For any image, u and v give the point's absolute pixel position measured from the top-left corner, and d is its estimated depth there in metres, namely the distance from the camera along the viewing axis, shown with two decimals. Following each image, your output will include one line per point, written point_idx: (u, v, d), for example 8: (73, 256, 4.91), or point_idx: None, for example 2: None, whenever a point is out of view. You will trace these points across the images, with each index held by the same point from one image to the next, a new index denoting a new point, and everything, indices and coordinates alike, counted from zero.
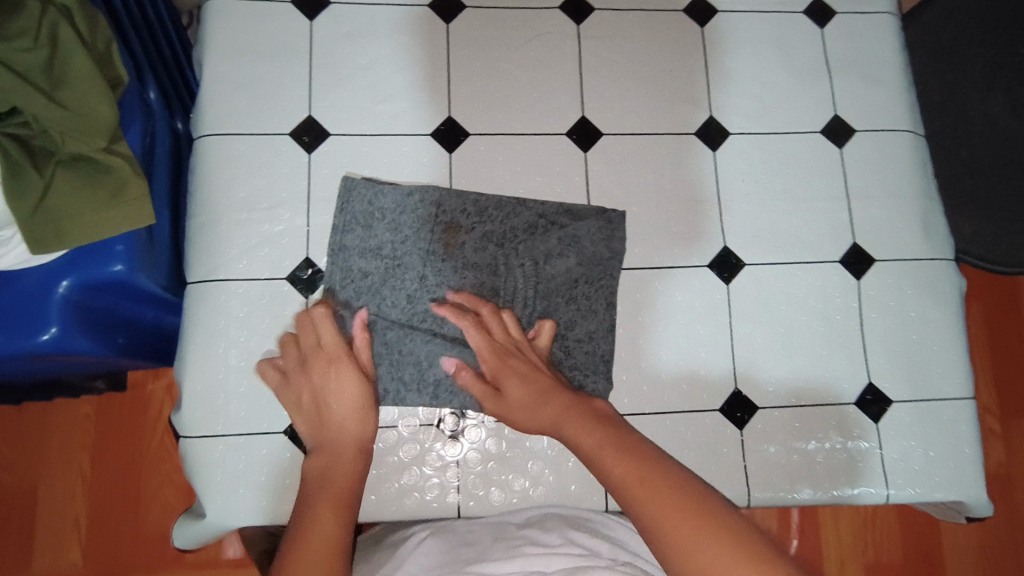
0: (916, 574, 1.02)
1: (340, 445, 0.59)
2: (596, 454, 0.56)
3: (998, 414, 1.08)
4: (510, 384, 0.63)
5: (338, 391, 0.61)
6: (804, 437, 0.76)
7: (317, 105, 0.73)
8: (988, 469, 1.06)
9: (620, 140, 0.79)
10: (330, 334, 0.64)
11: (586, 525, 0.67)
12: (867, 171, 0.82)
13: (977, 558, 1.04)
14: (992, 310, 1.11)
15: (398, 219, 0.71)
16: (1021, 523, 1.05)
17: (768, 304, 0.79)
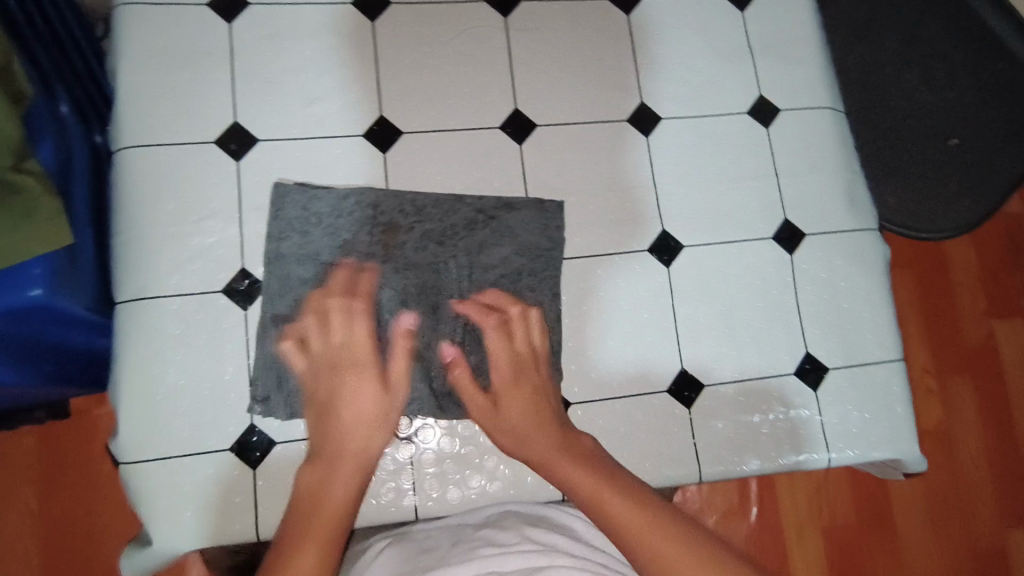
0: (868, 528, 1.21)
1: (346, 457, 0.65)
2: (591, 492, 0.63)
3: (934, 375, 1.28)
4: (510, 408, 0.70)
5: (357, 397, 0.67)
6: (749, 411, 0.80)
7: (243, 112, 0.74)
8: (925, 427, 1.26)
9: (552, 131, 0.81)
10: (361, 333, 0.68)
11: (542, 521, 0.66)
12: (793, 152, 0.87)
13: (923, 505, 1.24)
14: (920, 285, 1.31)
15: (336, 223, 0.72)
16: (956, 469, 1.26)
17: (706, 283, 0.82)
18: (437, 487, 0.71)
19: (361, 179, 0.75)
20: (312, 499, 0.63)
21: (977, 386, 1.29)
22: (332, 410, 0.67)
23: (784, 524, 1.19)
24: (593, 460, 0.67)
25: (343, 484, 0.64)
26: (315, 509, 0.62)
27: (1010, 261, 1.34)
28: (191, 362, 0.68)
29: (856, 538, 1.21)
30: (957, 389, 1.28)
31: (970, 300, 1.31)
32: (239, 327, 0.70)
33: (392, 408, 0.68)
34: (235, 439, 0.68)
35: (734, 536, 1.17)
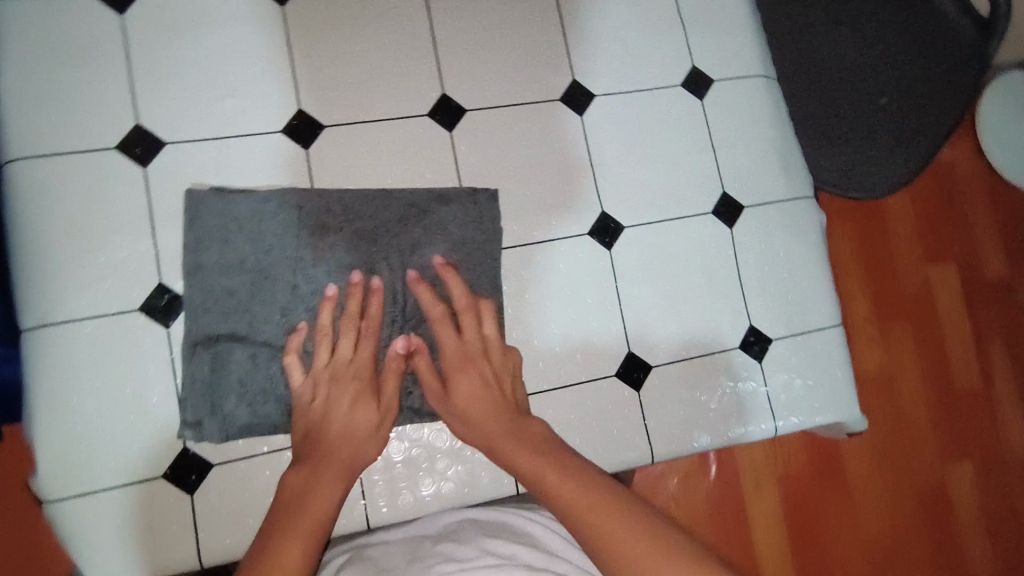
0: (822, 477, 1.19)
1: (339, 468, 0.64)
2: (537, 473, 0.63)
3: (875, 321, 1.27)
4: (461, 391, 0.69)
5: (357, 410, 0.67)
6: (697, 388, 0.80)
7: (145, 112, 0.68)
8: (866, 375, 1.25)
9: (483, 115, 0.78)
10: (367, 352, 0.69)
11: (504, 530, 0.64)
12: (728, 124, 0.86)
13: (874, 453, 1.23)
14: (858, 232, 1.28)
15: (260, 229, 0.68)
16: (902, 414, 1.25)
17: (648, 264, 0.81)
18: (387, 494, 0.70)
19: (284, 179, 0.71)
20: (291, 504, 0.61)
21: (917, 332, 1.28)
22: (326, 420, 0.66)
23: (742, 481, 1.16)
24: (542, 444, 0.66)
25: (329, 493, 0.63)
26: (296, 515, 0.60)
27: (942, 208, 1.34)
28: (113, 388, 0.64)
29: (810, 487, 1.19)
30: (898, 335, 1.27)
31: (907, 247, 1.30)
32: (162, 347, 0.66)
33: (382, 422, 0.68)
34: (169, 464, 0.65)
35: (692, 498, 1.14)
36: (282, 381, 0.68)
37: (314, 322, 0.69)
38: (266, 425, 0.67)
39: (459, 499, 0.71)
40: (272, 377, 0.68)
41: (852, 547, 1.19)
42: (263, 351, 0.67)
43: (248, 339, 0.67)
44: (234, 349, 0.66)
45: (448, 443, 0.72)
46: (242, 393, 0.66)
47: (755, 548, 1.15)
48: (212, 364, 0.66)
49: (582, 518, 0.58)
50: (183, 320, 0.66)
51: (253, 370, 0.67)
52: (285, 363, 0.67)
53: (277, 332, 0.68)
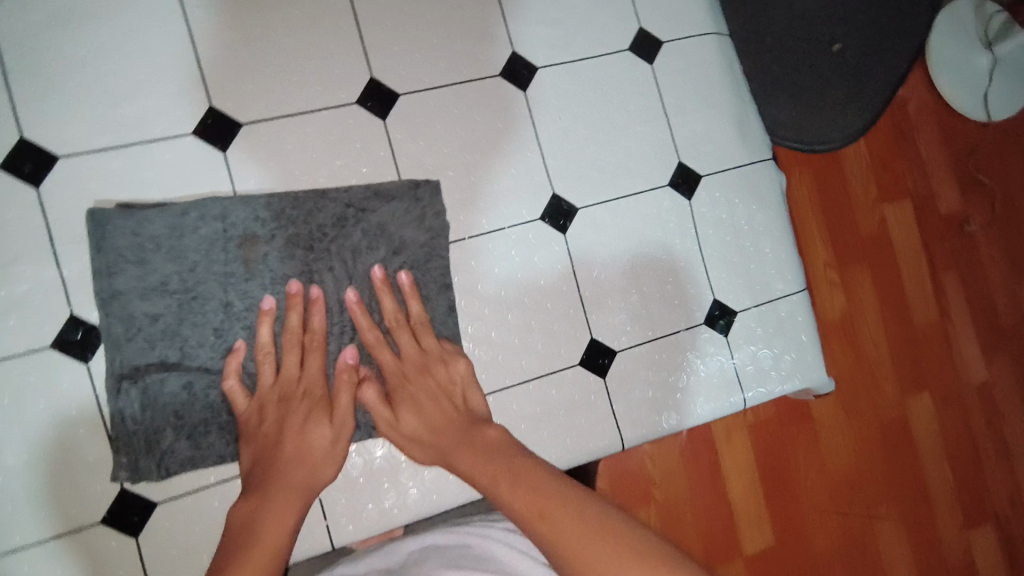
0: (791, 422, 1.20)
1: (295, 490, 0.58)
2: (495, 480, 0.57)
3: (836, 265, 1.26)
4: (407, 413, 0.64)
5: (311, 427, 0.61)
6: (663, 368, 0.78)
7: (31, 124, 0.60)
8: (830, 316, 1.25)
9: (419, 98, 0.72)
10: (315, 366, 0.63)
11: (464, 556, 0.60)
12: (680, 88, 0.82)
13: (840, 396, 1.24)
14: (817, 177, 1.25)
15: (180, 246, 0.62)
16: (865, 355, 1.26)
17: (606, 244, 0.77)
18: (350, 511, 0.68)
19: (203, 187, 0.64)
20: (244, 536, 0.54)
21: (876, 273, 1.28)
22: (274, 443, 0.60)
23: (713, 433, 1.15)
24: (499, 450, 0.60)
25: (286, 516, 0.56)
26: (248, 546, 0.53)
27: (894, 147, 1.32)
28: (33, 434, 0.58)
29: (781, 435, 1.19)
30: (857, 276, 1.27)
31: (863, 189, 1.29)
32: (83, 385, 0.60)
33: (340, 440, 0.62)
34: (108, 508, 0.60)
35: (665, 456, 1.11)
36: (224, 407, 0.63)
37: (253, 341, 0.63)
38: (211, 457, 0.62)
39: (426, 506, 0.70)
40: (212, 406, 0.62)
41: (821, 487, 1.21)
42: (200, 377, 0.62)
43: (180, 366, 0.62)
44: (166, 379, 0.61)
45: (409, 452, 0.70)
46: (180, 427, 0.61)
47: (729, 498, 1.15)
48: (143, 399, 0.60)
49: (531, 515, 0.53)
50: (105, 353, 0.60)
51: (191, 400, 0.62)
52: (225, 389, 0.61)
53: (214, 355, 0.62)
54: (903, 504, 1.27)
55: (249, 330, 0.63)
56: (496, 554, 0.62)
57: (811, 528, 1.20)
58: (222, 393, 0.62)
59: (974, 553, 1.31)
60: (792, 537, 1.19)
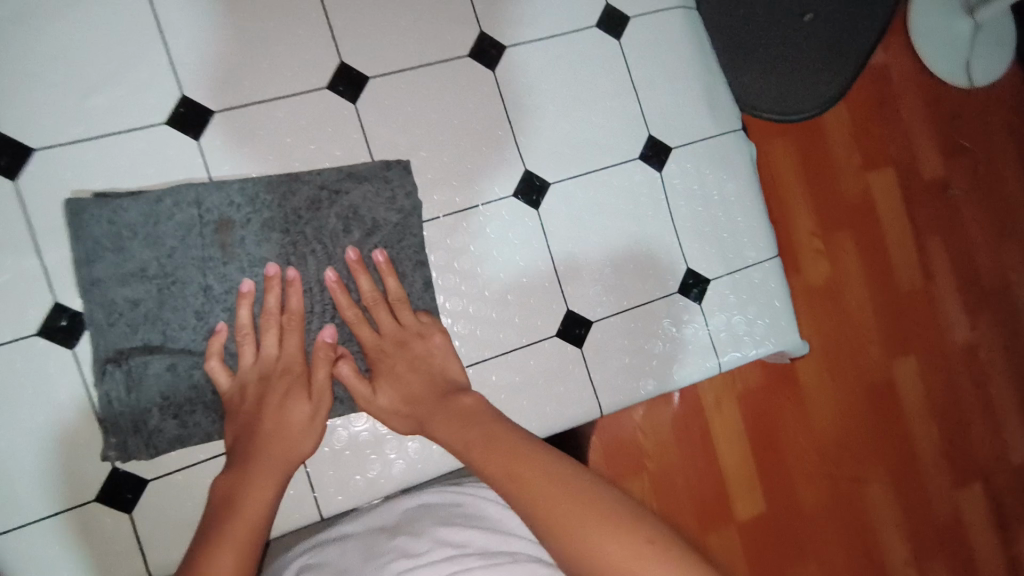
0: (777, 389, 1.22)
1: (276, 464, 0.60)
2: (466, 445, 0.58)
3: (821, 235, 1.27)
4: (386, 387, 0.66)
5: (290, 404, 0.63)
6: (639, 337, 0.80)
7: (5, 118, 0.62)
8: (816, 285, 1.26)
9: (389, 80, 0.73)
10: (293, 345, 0.65)
11: (456, 514, 0.63)
12: (648, 63, 0.83)
13: (824, 360, 1.27)
14: (798, 148, 1.27)
15: (157, 232, 0.64)
16: (848, 322, 1.28)
17: (579, 218, 0.79)
18: (337, 483, 0.70)
19: (178, 175, 0.66)
20: (226, 508, 0.57)
21: (858, 240, 1.30)
22: (255, 420, 0.62)
23: (702, 401, 1.17)
24: (473, 415, 0.61)
25: (266, 490, 0.58)
26: (229, 519, 0.56)
27: (875, 115, 1.33)
28: (23, 419, 0.61)
29: (768, 401, 1.22)
30: (840, 243, 1.28)
31: (845, 156, 1.30)
32: (70, 369, 0.62)
33: (318, 417, 0.64)
34: (101, 486, 0.63)
35: (657, 425, 1.14)
36: (208, 387, 0.65)
37: (233, 322, 0.65)
38: (198, 435, 0.64)
39: (411, 476, 0.72)
40: (196, 386, 0.64)
41: (810, 452, 1.24)
42: (183, 359, 0.64)
43: (163, 349, 0.63)
44: (149, 361, 0.63)
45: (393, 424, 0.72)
46: (165, 407, 0.63)
47: (719, 463, 1.18)
48: (128, 381, 0.62)
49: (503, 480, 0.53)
50: (89, 338, 0.62)
51: (175, 381, 0.64)
52: (207, 369, 0.63)
53: (196, 337, 0.64)
54: (891, 464, 1.30)
55: (229, 312, 0.65)
56: (486, 513, 0.64)
57: (800, 490, 1.23)
58: (206, 373, 0.64)
59: (962, 511, 1.34)
60: (783, 500, 1.22)
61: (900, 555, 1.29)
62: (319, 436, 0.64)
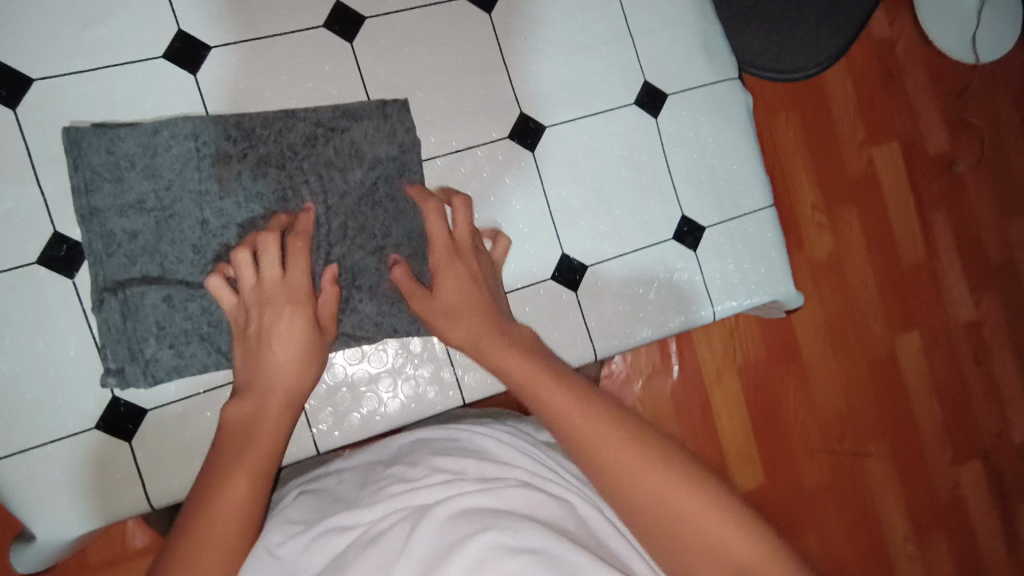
0: (777, 357, 1.23)
1: (285, 395, 0.60)
2: (500, 361, 0.60)
3: (825, 208, 1.27)
4: (448, 286, 0.66)
5: (297, 329, 0.62)
6: (635, 283, 0.81)
7: (4, 47, 0.62)
8: (820, 257, 1.26)
9: (384, 21, 0.73)
10: (298, 268, 0.63)
11: (453, 446, 0.65)
12: (645, 10, 0.83)
13: (824, 325, 1.26)
14: (806, 116, 1.26)
15: (155, 164, 0.64)
16: (852, 292, 1.28)
17: (576, 162, 0.79)
18: (332, 418, 0.71)
19: (176, 111, 0.67)
20: (238, 438, 0.57)
21: (863, 210, 1.29)
22: (259, 346, 0.61)
23: (703, 372, 1.18)
24: (524, 343, 0.62)
25: (278, 428, 0.58)
26: (239, 450, 0.56)
27: (881, 85, 1.32)
28: (24, 347, 0.62)
29: (769, 372, 1.22)
30: (844, 216, 1.28)
31: (852, 126, 1.29)
32: (71, 299, 0.63)
33: (318, 352, 0.63)
34: (101, 416, 0.64)
35: (656, 397, 1.16)
36: (204, 318, 0.65)
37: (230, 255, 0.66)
38: (196, 365, 0.65)
39: (406, 415, 0.73)
40: (192, 318, 0.65)
41: (812, 422, 1.25)
42: (179, 291, 0.64)
43: (160, 280, 0.64)
44: (145, 293, 0.64)
45: (388, 362, 0.73)
46: (162, 337, 0.64)
47: (720, 436, 1.19)
48: (125, 310, 0.63)
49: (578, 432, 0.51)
50: (87, 269, 0.63)
51: (172, 312, 0.64)
52: (208, 285, 0.63)
53: (193, 269, 0.65)
54: (894, 440, 1.30)
55: (225, 245, 0.66)
56: (486, 448, 0.64)
57: (802, 464, 1.24)
58: (203, 304, 0.65)
59: (961, 486, 1.35)
60: (784, 474, 1.22)
61: (900, 531, 1.30)
62: (319, 365, 0.63)
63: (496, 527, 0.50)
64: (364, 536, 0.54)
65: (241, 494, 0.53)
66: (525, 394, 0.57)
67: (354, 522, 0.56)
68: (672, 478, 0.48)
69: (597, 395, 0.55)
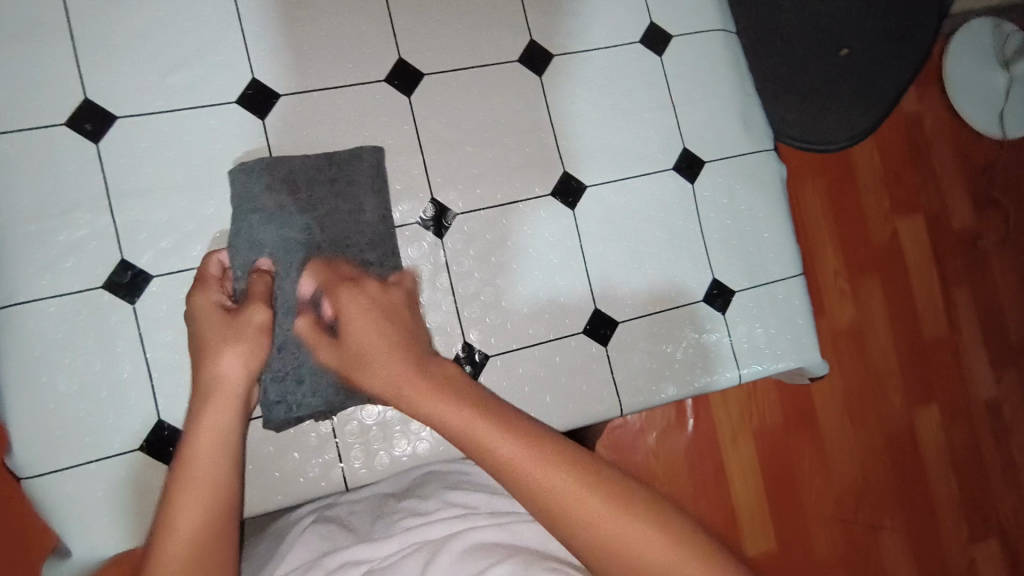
0: (793, 424, 1.23)
1: (233, 393, 0.54)
2: (436, 416, 0.53)
3: (846, 275, 1.28)
4: (351, 321, 0.58)
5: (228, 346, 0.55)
6: (662, 341, 0.82)
7: (92, 86, 0.67)
8: (840, 324, 1.27)
9: (442, 79, 0.78)
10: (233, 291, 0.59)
11: (462, 479, 0.68)
12: (688, 80, 0.87)
13: (841, 395, 1.26)
14: (830, 184, 1.29)
15: (281, 214, 0.68)
16: (870, 361, 1.29)
17: (613, 221, 0.82)
18: (363, 455, 0.72)
19: (242, 152, 0.71)
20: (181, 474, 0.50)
21: (884, 280, 1.31)
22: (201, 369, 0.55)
23: (717, 432, 1.18)
24: (453, 380, 0.55)
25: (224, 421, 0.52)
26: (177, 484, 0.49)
27: (906, 157, 1.35)
28: (82, 367, 0.65)
29: (784, 435, 1.22)
30: (869, 289, 1.29)
31: (875, 198, 1.32)
32: (130, 324, 0.67)
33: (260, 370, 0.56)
34: (146, 437, 0.66)
35: (669, 454, 1.16)
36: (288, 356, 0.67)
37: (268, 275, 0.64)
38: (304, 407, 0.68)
39: (433, 456, 0.74)
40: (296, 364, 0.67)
41: (825, 491, 1.24)
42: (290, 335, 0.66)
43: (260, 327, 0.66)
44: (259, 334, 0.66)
45: None
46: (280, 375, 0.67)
47: (732, 497, 1.18)
48: None
49: (541, 493, 0.47)
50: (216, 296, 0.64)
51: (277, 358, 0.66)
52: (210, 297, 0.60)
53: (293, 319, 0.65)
54: (908, 514, 1.28)
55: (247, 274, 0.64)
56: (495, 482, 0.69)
57: (814, 536, 1.22)
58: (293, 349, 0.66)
59: (978, 569, 1.32)
60: (796, 544, 1.21)
61: None
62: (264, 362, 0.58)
63: (511, 561, 0.52)
64: (379, 566, 0.56)
65: (193, 522, 0.47)
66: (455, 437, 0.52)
67: (368, 555, 0.57)
68: (664, 546, 0.45)
69: (572, 450, 0.50)
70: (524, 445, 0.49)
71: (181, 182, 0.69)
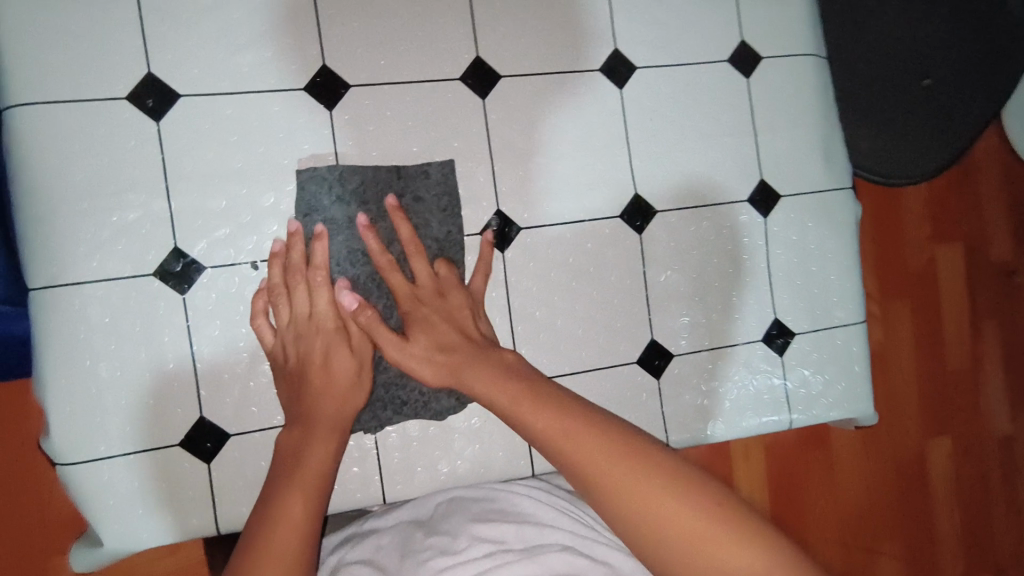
0: (808, 448, 1.19)
1: (341, 389, 0.63)
2: (511, 406, 0.59)
3: (878, 299, 1.24)
4: (418, 331, 0.65)
5: (334, 355, 0.64)
6: (715, 377, 0.79)
7: (157, 59, 0.63)
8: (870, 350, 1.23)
9: (519, 83, 0.73)
10: (323, 302, 0.64)
11: (489, 508, 0.67)
12: (772, 105, 0.82)
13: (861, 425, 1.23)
14: (880, 209, 1.24)
15: (348, 226, 0.67)
16: (895, 393, 1.25)
17: (680, 250, 0.78)
18: (404, 470, 0.69)
19: (305, 143, 0.67)
20: (290, 464, 0.60)
21: (915, 311, 1.26)
22: (301, 378, 0.63)
23: (732, 446, 1.15)
24: (512, 371, 0.62)
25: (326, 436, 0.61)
26: (293, 477, 0.59)
27: (959, 190, 1.30)
28: (126, 356, 0.62)
29: (798, 458, 1.19)
30: (898, 315, 1.25)
31: (917, 224, 1.26)
32: (178, 314, 0.64)
33: (362, 376, 0.64)
34: (185, 432, 0.64)
35: None
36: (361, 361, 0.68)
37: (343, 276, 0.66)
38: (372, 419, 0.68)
39: (474, 477, 0.71)
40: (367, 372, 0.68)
41: (833, 517, 1.21)
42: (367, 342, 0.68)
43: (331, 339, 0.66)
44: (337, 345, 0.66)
45: (466, 423, 0.71)
46: None
47: None
48: None
49: (616, 492, 0.52)
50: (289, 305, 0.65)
51: None
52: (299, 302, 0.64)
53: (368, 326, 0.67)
54: (910, 548, 1.27)
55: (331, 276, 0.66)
56: (525, 510, 0.68)
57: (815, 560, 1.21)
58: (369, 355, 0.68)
59: None
60: None
61: None
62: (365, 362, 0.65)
63: None
64: None
65: (298, 510, 0.57)
66: (542, 439, 0.57)
67: None
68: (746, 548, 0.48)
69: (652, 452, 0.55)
70: (601, 445, 0.54)
71: (242, 171, 0.65)
